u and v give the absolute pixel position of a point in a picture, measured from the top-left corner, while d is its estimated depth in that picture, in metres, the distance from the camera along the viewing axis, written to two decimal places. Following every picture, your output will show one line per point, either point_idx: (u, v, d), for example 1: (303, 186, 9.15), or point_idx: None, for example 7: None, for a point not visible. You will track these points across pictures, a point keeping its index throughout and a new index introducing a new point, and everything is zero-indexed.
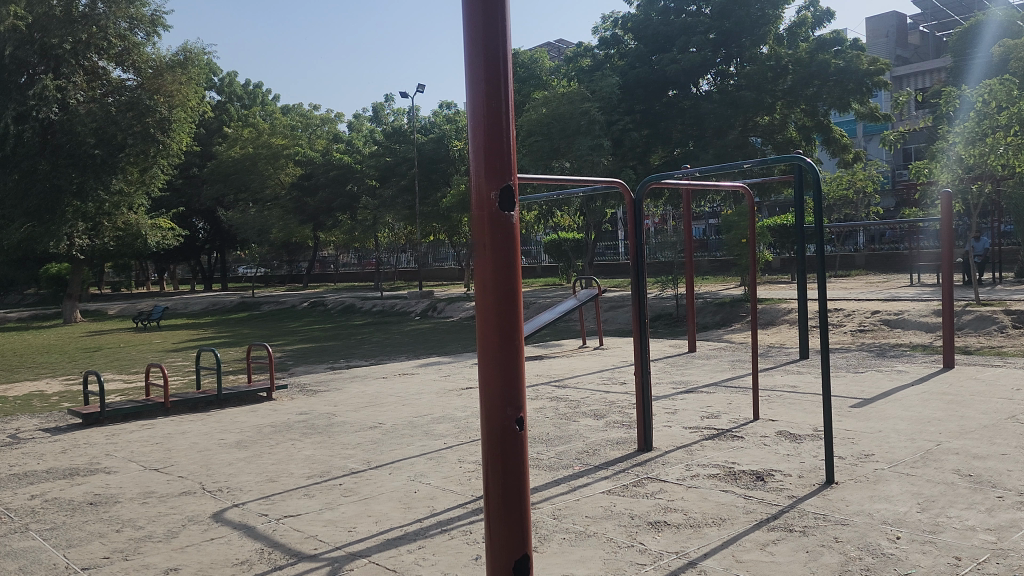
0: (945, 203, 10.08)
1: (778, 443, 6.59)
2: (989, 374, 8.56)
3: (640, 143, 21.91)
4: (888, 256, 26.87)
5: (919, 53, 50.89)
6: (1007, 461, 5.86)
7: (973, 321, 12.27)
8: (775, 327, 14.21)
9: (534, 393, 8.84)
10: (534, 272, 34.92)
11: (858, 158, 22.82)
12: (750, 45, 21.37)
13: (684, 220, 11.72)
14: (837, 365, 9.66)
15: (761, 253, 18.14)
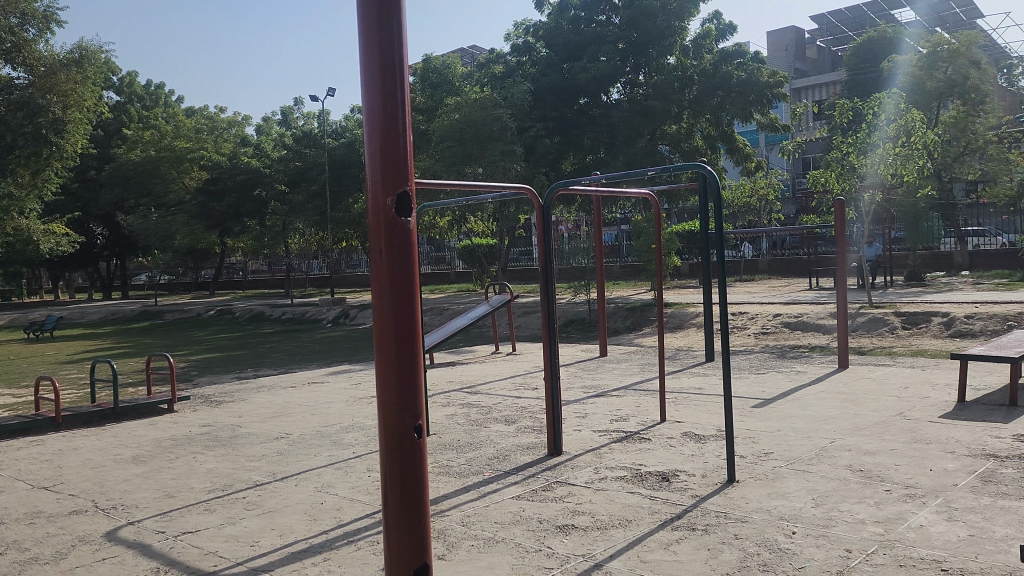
0: (839, 210, 10.52)
1: (683, 444, 6.75)
2: (880, 374, 8.98)
3: (553, 150, 22.37)
4: (789, 260, 27.81)
5: (817, 67, 53.19)
6: (896, 456, 6.15)
7: (866, 322, 12.86)
8: (683, 330, 14.57)
9: (445, 400, 8.79)
10: (448, 278, 34.74)
11: (759, 166, 23.58)
12: (657, 56, 22.11)
13: (595, 226, 11.85)
14: (741, 367, 9.96)
15: (669, 259, 18.52)
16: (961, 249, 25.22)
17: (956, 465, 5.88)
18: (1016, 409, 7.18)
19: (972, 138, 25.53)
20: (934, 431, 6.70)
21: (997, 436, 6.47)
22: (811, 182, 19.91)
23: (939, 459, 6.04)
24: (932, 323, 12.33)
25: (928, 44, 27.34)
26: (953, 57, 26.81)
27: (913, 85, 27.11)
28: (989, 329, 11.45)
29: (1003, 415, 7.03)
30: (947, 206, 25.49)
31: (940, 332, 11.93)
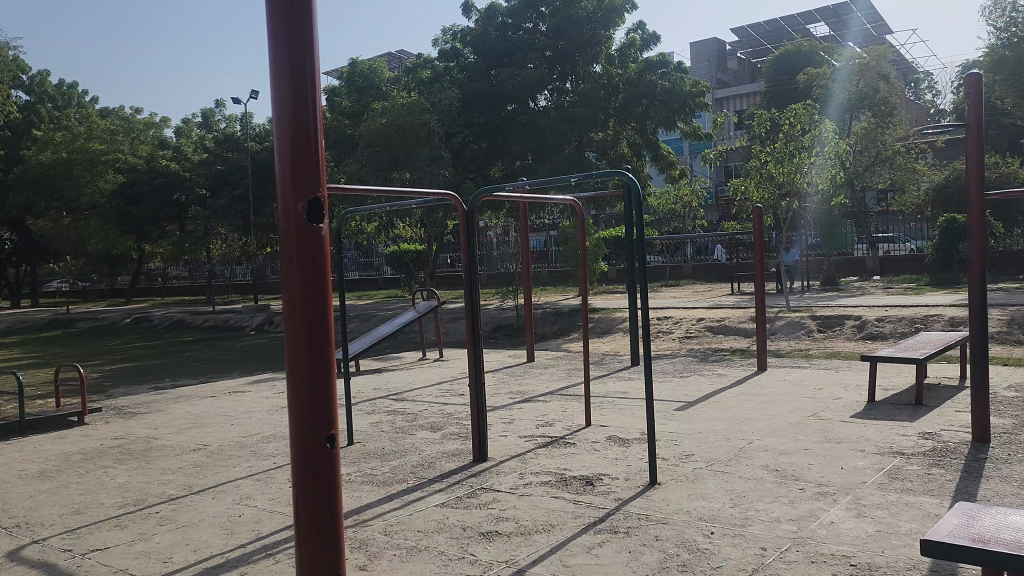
0: (757, 215, 10.81)
1: (607, 448, 6.82)
2: (796, 375, 9.28)
3: (481, 155, 22.45)
4: (713, 266, 28.48)
5: (737, 78, 54.72)
6: (809, 456, 6.36)
7: (785, 326, 13.29)
8: (610, 335, 14.78)
9: (370, 408, 8.70)
10: (376, 284, 34.41)
11: (683, 173, 24.06)
12: (583, 64, 22.34)
13: (521, 231, 11.91)
14: (665, 370, 10.13)
15: (596, 265, 18.70)
16: (871, 255, 26.27)
17: (865, 463, 6.11)
18: (921, 407, 7.51)
19: (881, 148, 26.58)
20: (846, 430, 6.95)
21: (903, 435, 6.75)
22: (732, 190, 20.54)
23: (850, 457, 6.26)
24: (846, 325, 12.79)
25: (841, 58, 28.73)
26: (863, 71, 28.04)
27: None
28: (899, 332, 11.94)
29: (909, 414, 7.33)
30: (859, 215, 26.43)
31: (853, 334, 12.38)
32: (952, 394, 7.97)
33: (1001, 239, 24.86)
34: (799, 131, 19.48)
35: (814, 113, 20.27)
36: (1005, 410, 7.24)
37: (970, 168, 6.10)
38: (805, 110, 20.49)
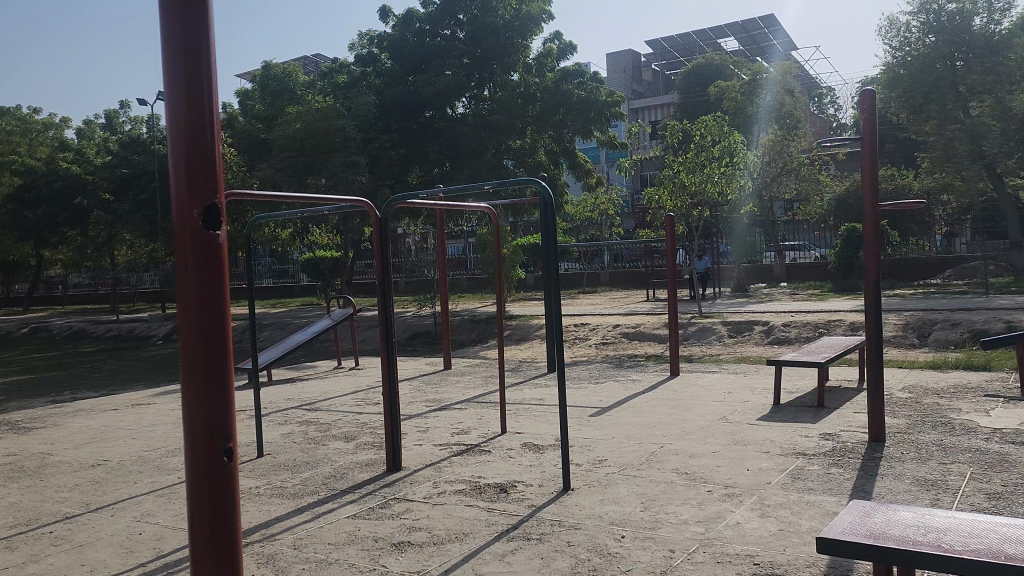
0: (669, 224, 11.08)
1: (522, 455, 6.85)
2: (707, 380, 9.53)
3: (399, 162, 22.32)
4: (629, 273, 29.07)
5: (652, 89, 56.05)
6: (717, 458, 6.54)
7: (697, 332, 13.64)
8: (528, 342, 14.87)
9: (282, 418, 8.50)
10: (292, 291, 33.73)
11: (600, 182, 24.41)
12: (501, 72, 22.34)
13: (439, 238, 11.87)
14: (581, 377, 10.25)
15: (513, 272, 18.81)
16: (779, 262, 27.05)
17: (770, 465, 6.31)
18: (823, 409, 7.81)
19: (786, 160, 27.47)
20: (753, 433, 7.16)
21: (806, 436, 7.00)
22: (647, 199, 20.96)
23: (756, 459, 6.46)
24: (754, 331, 13.21)
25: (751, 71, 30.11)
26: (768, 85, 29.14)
27: None
28: (804, 337, 12.40)
29: (812, 416, 7.62)
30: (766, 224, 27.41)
31: (761, 339, 12.80)
32: (851, 396, 8.32)
33: (898, 247, 26.08)
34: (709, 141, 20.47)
35: (723, 125, 21.22)
36: (899, 411, 7.60)
37: (865, 180, 6.35)
38: (715, 122, 21.50)
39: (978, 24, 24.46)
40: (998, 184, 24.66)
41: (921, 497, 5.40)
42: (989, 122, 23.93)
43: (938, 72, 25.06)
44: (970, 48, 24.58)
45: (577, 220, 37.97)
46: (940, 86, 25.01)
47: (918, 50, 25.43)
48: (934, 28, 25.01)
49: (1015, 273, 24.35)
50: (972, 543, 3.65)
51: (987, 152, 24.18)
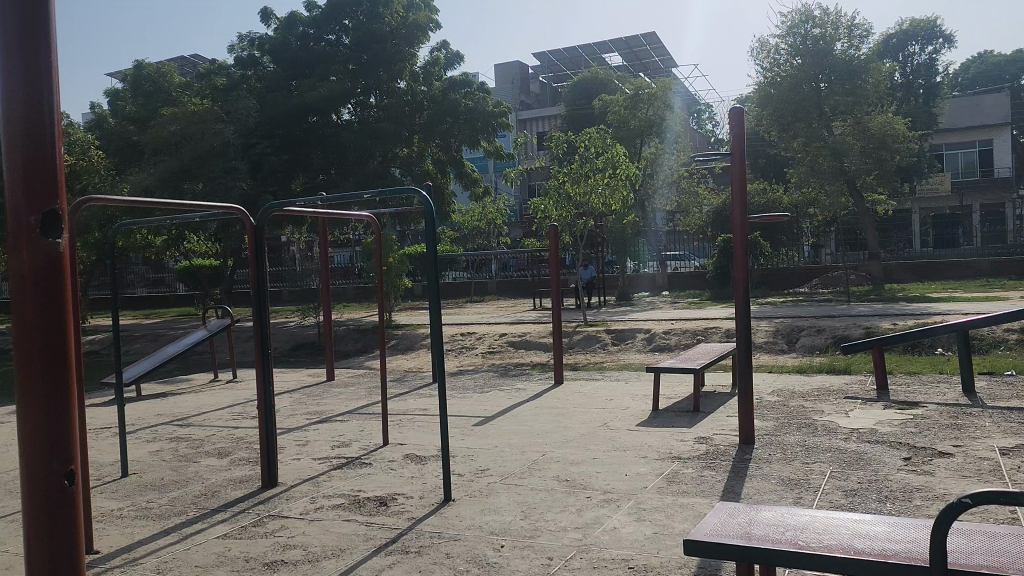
0: (553, 233, 11.27)
1: (403, 467, 6.76)
2: (589, 387, 9.70)
3: (282, 170, 21.64)
4: (517, 282, 29.34)
5: (539, 101, 56.95)
6: (596, 464, 6.65)
7: (582, 340, 13.91)
8: (413, 352, 14.75)
9: (151, 435, 8.08)
10: (168, 301, 32.24)
11: (487, 192, 24.52)
12: (387, 79, 22.27)
13: (320, 247, 11.63)
14: (466, 386, 10.23)
15: (400, 282, 18.65)
16: (661, 271, 27.84)
17: (647, 469, 6.47)
18: (698, 414, 8.07)
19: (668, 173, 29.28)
20: (631, 439, 7.31)
21: (681, 440, 7.22)
22: (533, 210, 21.22)
23: (634, 464, 6.61)
24: (636, 338, 13.58)
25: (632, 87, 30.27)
26: (651, 100, 29.99)
27: (619, 123, 30.05)
28: (682, 344, 12.84)
29: (687, 420, 7.88)
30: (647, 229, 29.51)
31: (643, 346, 13.16)
32: (724, 401, 8.65)
33: (771, 257, 27.45)
34: (592, 153, 21.09)
35: (604, 139, 21.92)
36: (768, 414, 7.95)
37: (733, 194, 6.63)
38: (596, 135, 22.21)
39: (839, 48, 26.04)
40: (858, 199, 26.26)
41: (786, 496, 5.66)
42: (850, 142, 25.52)
43: (805, 92, 26.48)
44: (832, 71, 26.13)
45: (465, 229, 38.35)
46: (805, 106, 26.41)
47: (786, 71, 26.74)
48: (801, 51, 26.35)
49: (874, 282, 25.99)
50: (825, 539, 3.84)
51: (848, 169, 25.63)
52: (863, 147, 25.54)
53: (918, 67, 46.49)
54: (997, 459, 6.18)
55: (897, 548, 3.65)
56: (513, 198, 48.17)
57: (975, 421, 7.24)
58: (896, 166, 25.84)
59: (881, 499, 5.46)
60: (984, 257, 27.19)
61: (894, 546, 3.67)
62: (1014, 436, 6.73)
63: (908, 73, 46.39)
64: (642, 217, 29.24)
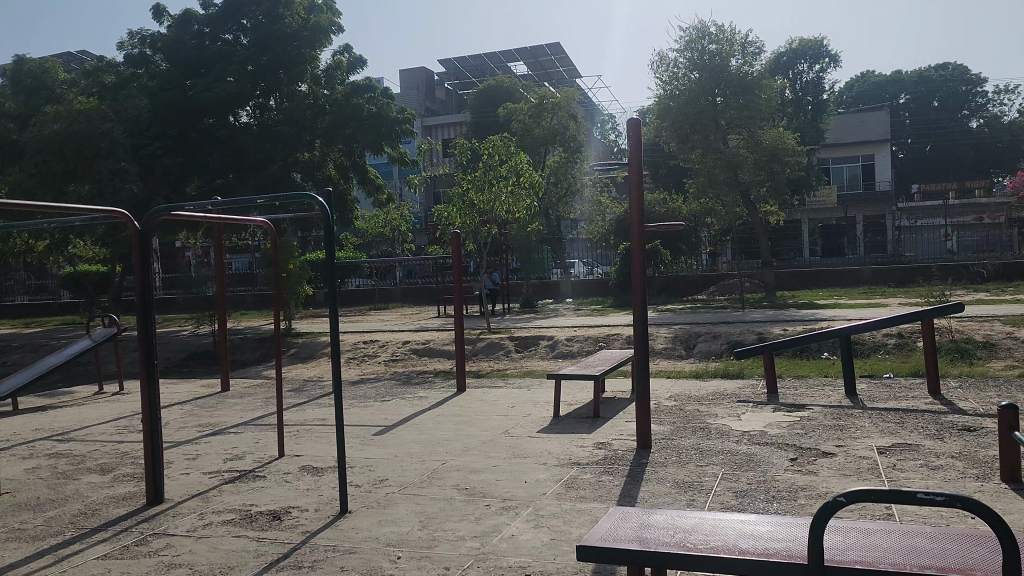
0: (455, 240, 11.24)
1: (299, 479, 6.59)
2: (491, 395, 9.72)
3: (174, 171, 20.93)
4: (421, 289, 29.12)
5: (445, 107, 56.82)
6: (496, 472, 6.64)
7: (485, 347, 13.94)
8: (314, 361, 14.45)
9: (27, 452, 7.61)
10: (51, 309, 30.56)
11: (390, 199, 24.25)
12: (288, 82, 21.79)
13: (215, 251, 11.24)
14: (367, 395, 10.08)
15: (302, 289, 18.27)
16: (565, 279, 28.11)
17: (546, 476, 6.51)
18: (598, 420, 8.19)
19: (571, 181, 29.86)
20: (532, 446, 7.36)
21: (581, 446, 7.31)
22: (437, 216, 21.14)
23: (533, 471, 6.65)
24: (539, 345, 13.71)
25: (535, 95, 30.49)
26: (555, 109, 30.47)
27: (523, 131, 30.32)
28: (584, 350, 13.03)
29: (587, 426, 7.97)
30: (552, 237, 29.83)
31: (546, 353, 13.29)
32: (623, 407, 8.81)
33: (671, 267, 28.29)
34: (496, 162, 21.23)
35: (507, 148, 22.13)
36: (665, 418, 8.13)
37: (632, 200, 6.75)
38: (498, 144, 22.41)
39: (734, 64, 27.05)
40: (751, 210, 27.38)
41: (679, 499, 5.79)
42: (744, 154, 26.54)
43: (702, 106, 27.33)
44: (727, 86, 27.09)
45: (368, 235, 37.98)
46: (703, 118, 27.33)
47: (684, 84, 27.54)
48: (698, 65, 27.21)
49: (767, 289, 27.07)
50: (712, 540, 3.94)
51: (742, 181, 26.80)
52: (756, 159, 26.61)
53: (806, 85, 48.85)
54: (875, 457, 6.50)
55: (779, 547, 3.77)
56: (418, 205, 47.94)
57: (856, 422, 7.63)
58: (787, 179, 27.00)
59: (769, 499, 5.66)
60: (867, 265, 28.71)
61: (776, 545, 3.80)
62: (890, 436, 7.10)
63: (797, 90, 48.77)
64: (545, 225, 29.70)
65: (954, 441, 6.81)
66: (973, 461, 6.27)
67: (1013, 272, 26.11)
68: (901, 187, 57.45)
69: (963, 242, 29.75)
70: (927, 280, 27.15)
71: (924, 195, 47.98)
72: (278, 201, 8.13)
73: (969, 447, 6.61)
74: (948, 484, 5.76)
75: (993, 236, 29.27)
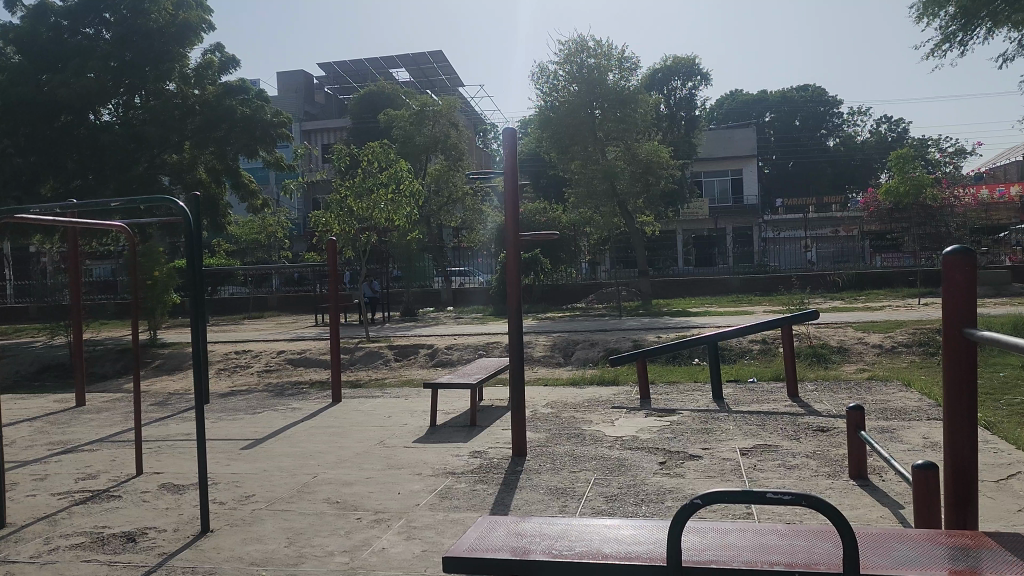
0: (332, 247, 10.99)
1: (158, 498, 6.26)
2: (368, 405, 9.55)
3: (26, 172, 19.76)
4: (299, 297, 28.41)
5: (325, 112, 55.45)
6: (370, 484, 6.52)
7: (364, 356, 13.71)
8: (181, 372, 13.82)
9: None
10: None
11: (265, 204, 23.49)
12: (154, 80, 20.81)
13: (71, 257, 10.57)
14: (237, 408, 9.70)
15: (169, 298, 17.50)
16: (447, 287, 28.14)
17: (420, 486, 6.44)
18: (474, 429, 8.19)
19: (452, 190, 29.79)
20: (407, 456, 7.27)
21: (457, 455, 7.28)
22: (314, 223, 20.62)
23: (408, 482, 6.56)
24: (419, 354, 13.63)
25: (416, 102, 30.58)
26: (436, 117, 30.64)
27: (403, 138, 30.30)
28: (463, 358, 13.03)
29: (464, 435, 7.96)
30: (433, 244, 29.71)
31: (426, 362, 13.21)
32: (499, 415, 8.84)
33: (551, 274, 28.87)
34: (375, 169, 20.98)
35: (387, 154, 21.95)
36: (541, 425, 8.21)
37: (506, 214, 6.79)
38: (379, 151, 22.20)
39: (611, 79, 27.74)
40: (628, 220, 28.23)
41: (551, 506, 5.84)
42: (621, 165, 27.36)
43: (581, 117, 28.05)
44: (605, 99, 27.84)
45: (243, 242, 37.21)
46: (582, 130, 28.07)
47: (565, 96, 28.12)
48: (577, 78, 27.77)
49: (643, 298, 27.91)
50: (577, 546, 3.98)
51: (619, 192, 27.67)
52: (632, 171, 27.43)
53: (679, 101, 50.95)
54: (737, 459, 6.78)
55: (641, 551, 3.85)
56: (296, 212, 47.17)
57: (721, 425, 7.94)
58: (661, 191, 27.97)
59: (638, 503, 5.79)
60: (735, 275, 30.12)
61: (638, 548, 3.88)
62: (753, 438, 7.43)
63: (671, 105, 50.76)
64: (426, 233, 29.64)
65: (808, 441, 7.20)
66: (825, 460, 6.65)
67: (866, 281, 28.09)
68: (767, 201, 60.80)
69: (821, 253, 31.77)
70: (789, 288, 28.84)
71: (787, 208, 50.85)
72: (137, 206, 7.69)
73: (821, 447, 7.00)
74: (802, 483, 6.08)
75: (846, 248, 31.43)
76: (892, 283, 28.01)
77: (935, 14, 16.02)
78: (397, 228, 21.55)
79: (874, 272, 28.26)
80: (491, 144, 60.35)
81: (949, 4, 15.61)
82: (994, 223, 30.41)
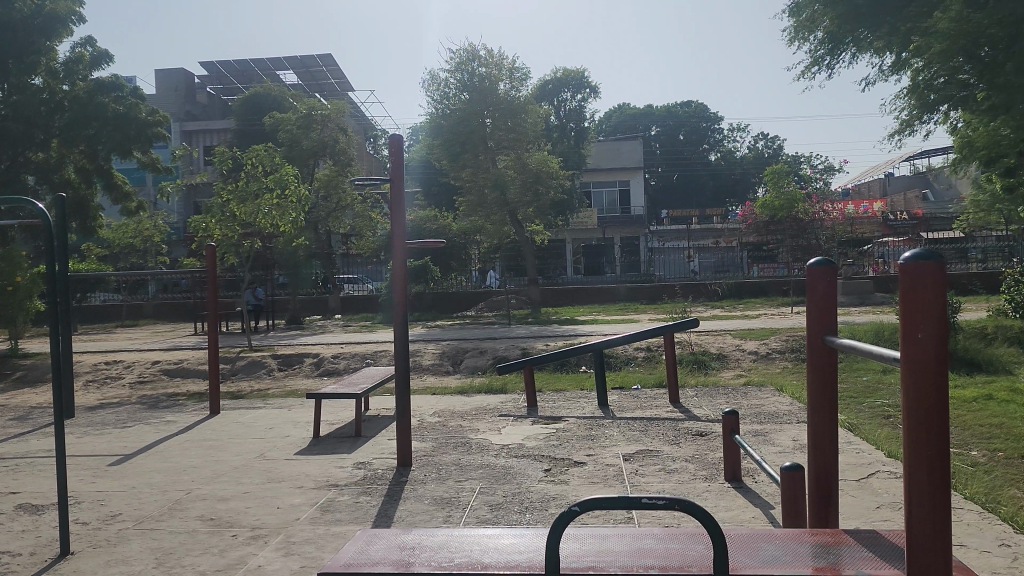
0: (212, 253, 10.51)
1: (12, 520, 5.82)
2: (247, 416, 9.23)
3: None
4: (177, 305, 27.25)
5: (207, 112, 53.48)
6: (247, 499, 6.28)
7: (246, 365, 13.25)
8: (43, 386, 12.93)
9: None
10: None
11: (140, 207, 22.45)
12: (17, 72, 19.46)
13: None
14: (105, 422, 9.18)
15: (34, 306, 16.53)
16: (334, 294, 27.79)
17: (301, 500, 6.26)
18: (358, 439, 8.03)
19: (341, 195, 28.82)
20: (288, 469, 7.06)
21: (340, 467, 7.11)
22: (193, 226, 19.86)
23: (288, 496, 6.35)
24: (304, 363, 13.30)
25: (303, 105, 30.01)
26: (325, 121, 30.13)
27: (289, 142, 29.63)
28: (350, 367, 12.79)
29: (347, 446, 7.79)
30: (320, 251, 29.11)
31: (311, 371, 12.89)
32: (385, 425, 8.71)
33: (442, 282, 28.95)
34: (260, 172, 20.40)
35: (273, 157, 21.37)
36: (427, 435, 8.15)
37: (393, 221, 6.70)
38: (264, 153, 21.60)
39: (502, 88, 27.96)
40: (518, 229, 28.50)
41: (435, 516, 5.77)
42: (511, 175, 27.68)
43: (473, 126, 28.20)
44: (495, 108, 28.01)
45: (115, 245, 35.48)
46: (473, 137, 28.21)
47: (455, 105, 28.22)
48: (468, 86, 27.95)
49: (532, 306, 28.21)
50: (456, 557, 3.93)
51: (510, 201, 27.95)
52: (522, 180, 27.67)
53: (570, 113, 52.26)
54: (619, 464, 6.91)
55: (520, 560, 3.84)
56: (174, 216, 45.19)
57: (605, 432, 8.09)
58: (551, 201, 28.36)
59: (522, 511, 5.80)
60: (621, 284, 30.83)
61: (518, 557, 3.88)
62: (635, 443, 7.60)
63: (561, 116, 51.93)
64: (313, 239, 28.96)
65: (688, 445, 7.43)
66: (703, 463, 6.87)
67: (744, 290, 29.38)
68: (653, 212, 62.74)
69: (703, 263, 32.96)
70: (672, 296, 29.78)
71: (671, 219, 52.61)
72: None
73: (699, 451, 7.24)
74: (681, 487, 6.26)
75: (727, 257, 32.74)
76: (768, 292, 29.37)
77: (804, 39, 17.07)
78: (283, 234, 21.07)
79: (752, 281, 29.56)
80: (382, 149, 59.71)
81: (817, 29, 16.65)
82: (858, 236, 32.41)
